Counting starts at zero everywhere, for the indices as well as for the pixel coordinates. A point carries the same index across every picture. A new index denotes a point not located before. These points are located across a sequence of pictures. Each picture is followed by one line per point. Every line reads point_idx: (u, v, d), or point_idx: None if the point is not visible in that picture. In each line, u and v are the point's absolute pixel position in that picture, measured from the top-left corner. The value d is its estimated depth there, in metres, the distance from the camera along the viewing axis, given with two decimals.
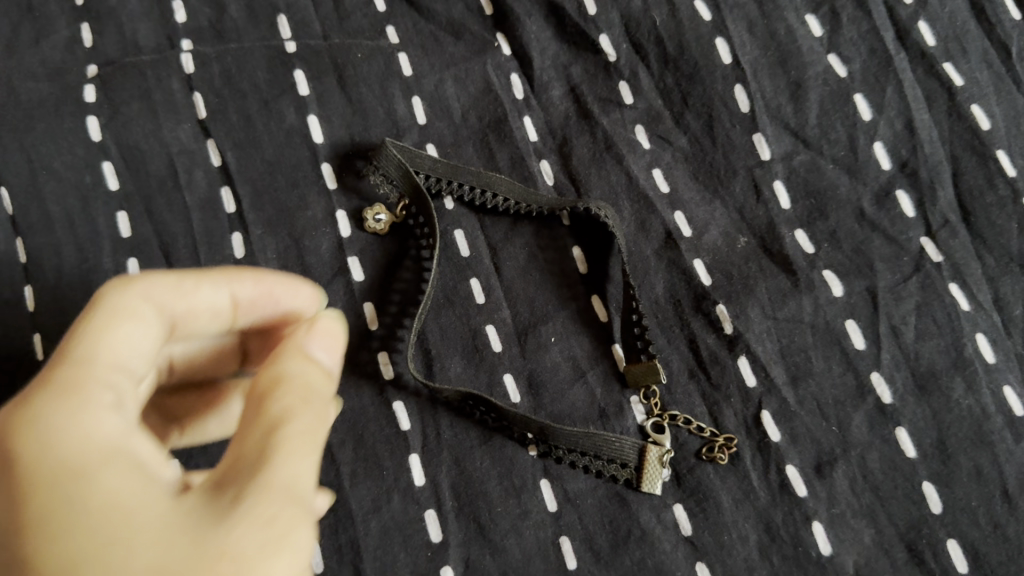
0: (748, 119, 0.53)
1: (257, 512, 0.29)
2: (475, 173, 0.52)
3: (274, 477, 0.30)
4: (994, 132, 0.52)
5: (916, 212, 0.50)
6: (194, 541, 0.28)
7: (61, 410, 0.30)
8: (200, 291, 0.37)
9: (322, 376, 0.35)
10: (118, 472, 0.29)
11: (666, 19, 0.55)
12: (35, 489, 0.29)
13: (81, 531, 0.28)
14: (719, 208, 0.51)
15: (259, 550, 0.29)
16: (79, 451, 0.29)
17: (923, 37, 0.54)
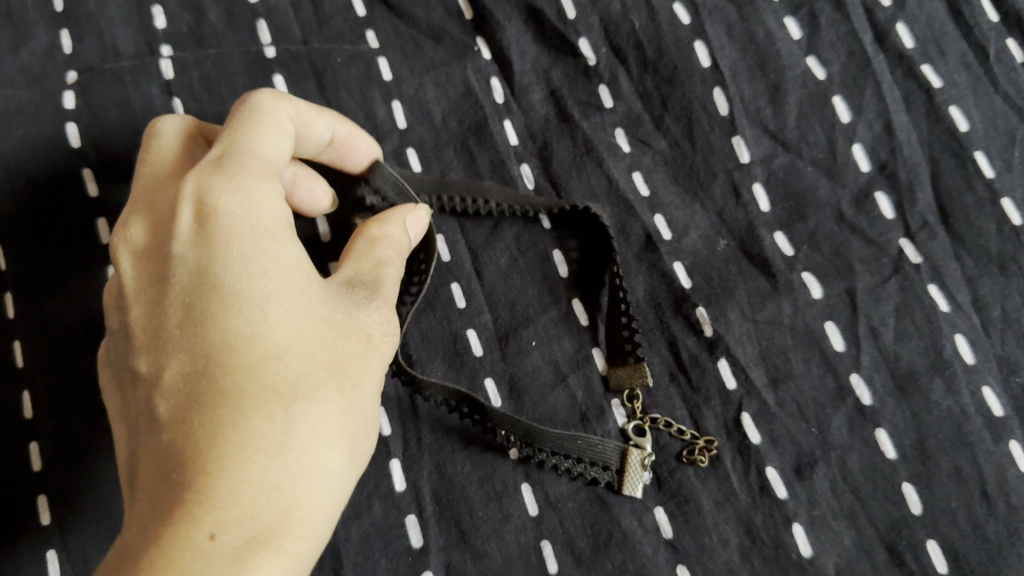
0: (727, 122, 0.53)
1: (390, 316, 0.40)
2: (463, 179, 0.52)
3: (388, 292, 0.41)
4: (972, 133, 0.52)
5: (894, 214, 0.50)
6: (347, 318, 0.38)
7: (255, 185, 0.38)
8: (320, 121, 0.46)
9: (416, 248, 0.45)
10: (295, 243, 0.38)
11: (645, 23, 0.55)
12: (236, 236, 0.36)
13: (274, 278, 0.36)
14: (699, 210, 0.52)
15: (389, 334, 0.39)
16: (271, 216, 0.37)
17: (901, 39, 0.54)
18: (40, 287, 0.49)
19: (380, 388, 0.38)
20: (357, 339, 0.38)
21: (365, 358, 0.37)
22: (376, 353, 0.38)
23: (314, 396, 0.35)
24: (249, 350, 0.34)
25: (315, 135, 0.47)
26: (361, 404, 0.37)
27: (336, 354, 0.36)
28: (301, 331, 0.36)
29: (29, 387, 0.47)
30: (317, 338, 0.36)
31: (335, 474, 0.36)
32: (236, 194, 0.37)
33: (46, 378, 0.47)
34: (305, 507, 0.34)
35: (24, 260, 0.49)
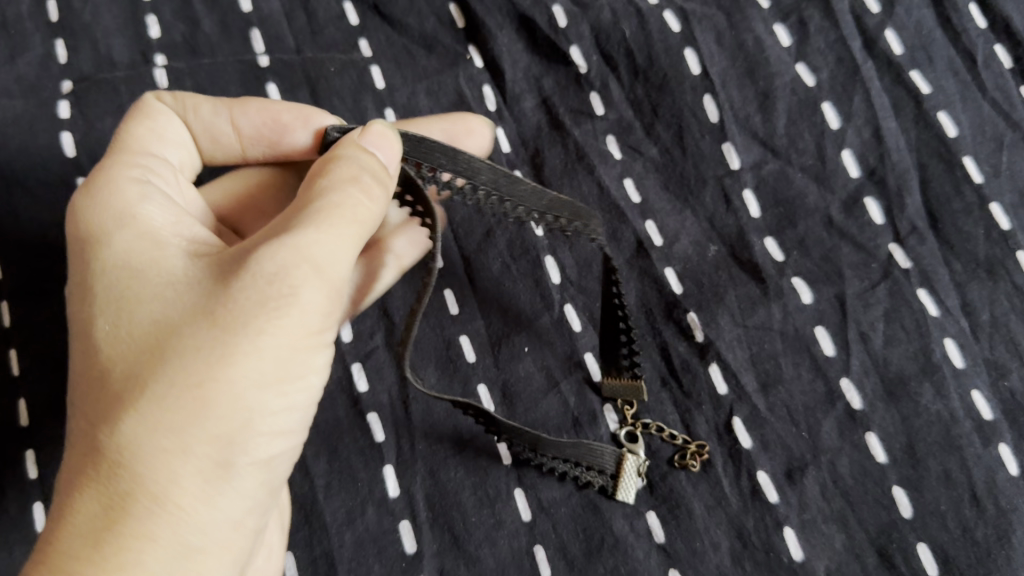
0: (717, 129, 0.53)
1: (260, 271, 0.34)
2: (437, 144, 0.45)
3: (287, 239, 0.34)
4: (960, 139, 0.52)
5: (884, 219, 0.51)
6: (196, 293, 0.35)
7: (91, 197, 0.39)
8: (202, 108, 0.46)
9: (374, 166, 0.39)
10: (139, 240, 0.37)
11: (636, 31, 0.56)
12: (88, 252, 0.37)
13: (111, 283, 0.36)
14: (690, 217, 0.52)
15: (258, 302, 0.34)
16: (103, 224, 0.38)
17: (890, 45, 0.54)
18: (35, 295, 0.49)
19: (257, 355, 0.33)
20: (204, 322, 0.34)
21: (214, 331, 0.33)
22: (235, 320, 0.33)
23: (137, 403, 0.33)
24: (95, 366, 0.35)
25: (204, 126, 0.46)
26: (214, 382, 0.33)
27: (172, 348, 0.34)
28: (132, 329, 0.35)
29: (25, 396, 0.47)
30: (149, 338, 0.34)
31: (185, 466, 0.33)
32: (75, 215, 0.39)
33: (40, 387, 0.47)
34: (149, 507, 0.33)
35: (19, 268, 0.50)
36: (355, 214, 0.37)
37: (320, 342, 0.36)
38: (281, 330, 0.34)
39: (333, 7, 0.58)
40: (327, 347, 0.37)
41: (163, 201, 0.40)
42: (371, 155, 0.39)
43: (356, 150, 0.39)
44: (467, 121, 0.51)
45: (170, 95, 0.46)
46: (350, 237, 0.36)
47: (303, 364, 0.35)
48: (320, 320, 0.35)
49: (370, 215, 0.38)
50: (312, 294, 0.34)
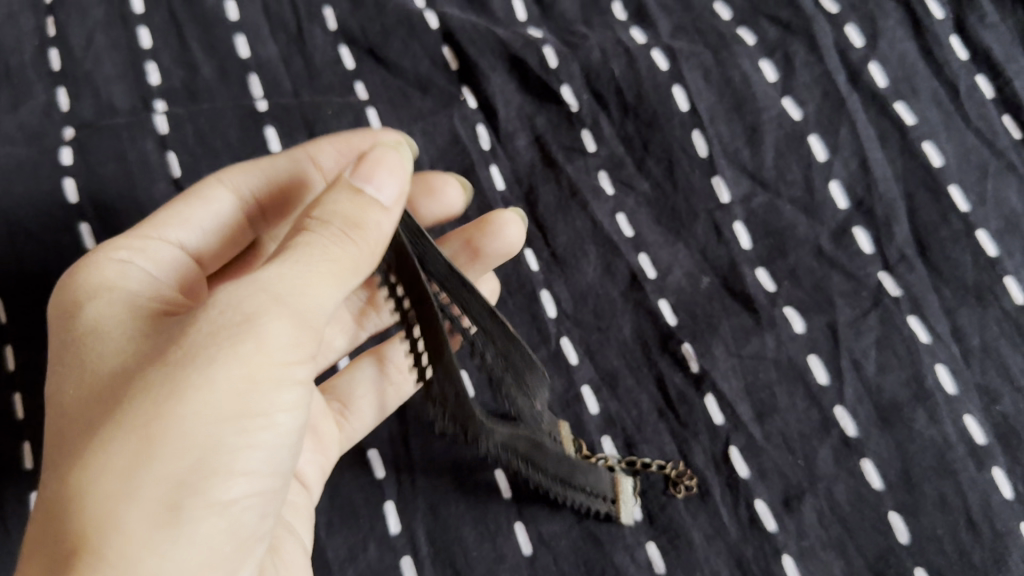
0: (707, 163, 0.54)
1: (216, 307, 0.33)
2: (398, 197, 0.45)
3: (253, 281, 0.34)
4: (946, 168, 0.52)
5: (873, 248, 0.51)
6: (159, 340, 0.34)
7: (71, 274, 0.39)
8: (285, 165, 0.48)
9: (352, 206, 0.37)
10: (111, 307, 0.37)
11: (625, 70, 0.56)
12: (63, 318, 0.38)
13: (84, 345, 0.36)
14: (682, 249, 0.53)
15: (212, 335, 0.33)
16: (79, 298, 0.38)
17: (875, 79, 0.54)
18: (40, 338, 0.50)
19: (210, 387, 0.32)
20: (161, 363, 0.33)
21: (169, 368, 0.32)
22: (185, 354, 0.32)
23: (89, 449, 0.32)
24: (61, 425, 0.34)
25: (288, 176, 0.48)
26: (163, 419, 0.31)
27: (127, 392, 0.32)
28: (93, 381, 0.34)
29: (29, 438, 0.48)
30: (111, 384, 0.33)
31: (136, 502, 0.31)
32: (57, 292, 0.39)
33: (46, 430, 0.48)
34: (96, 555, 0.30)
35: (24, 313, 0.50)
36: (327, 256, 0.35)
37: (289, 373, 0.34)
38: (235, 354, 0.32)
39: (329, 52, 0.59)
40: (299, 380, 0.35)
41: (144, 280, 0.40)
42: (361, 193, 0.37)
43: (338, 194, 0.37)
44: (429, 182, 0.51)
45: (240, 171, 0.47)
46: (323, 271, 0.35)
47: (267, 394, 0.34)
48: (286, 351, 0.34)
49: (349, 257, 0.36)
50: (274, 326, 0.33)
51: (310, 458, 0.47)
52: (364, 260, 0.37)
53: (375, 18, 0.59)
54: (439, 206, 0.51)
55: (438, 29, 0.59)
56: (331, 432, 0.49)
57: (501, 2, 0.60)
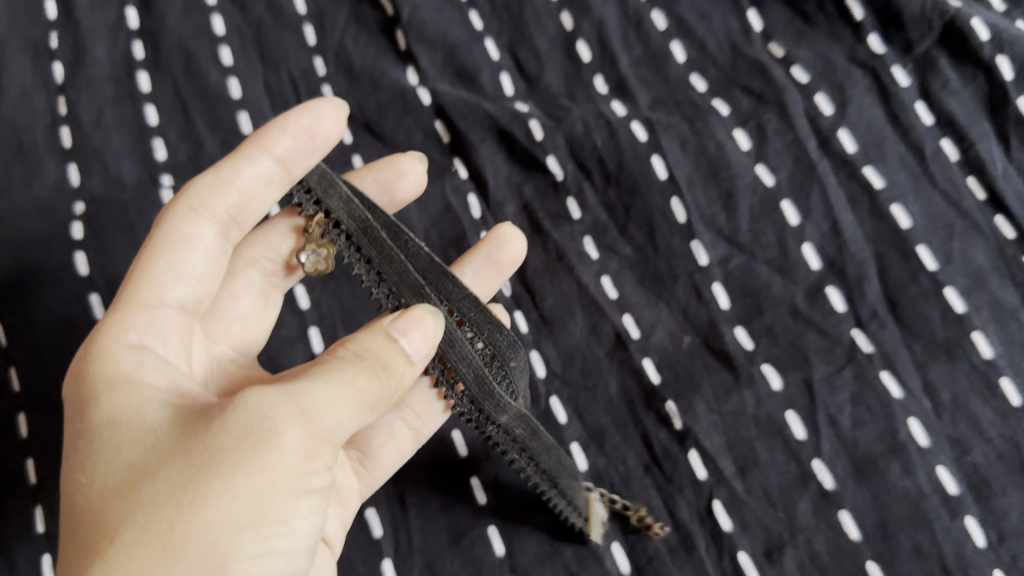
0: (685, 228, 0.56)
1: (245, 413, 0.35)
2: (385, 225, 0.51)
3: (283, 392, 0.36)
4: (914, 229, 0.54)
5: (846, 306, 0.53)
6: (185, 437, 0.36)
7: (86, 360, 0.41)
8: (243, 171, 0.47)
9: (383, 342, 0.40)
10: (128, 398, 0.39)
11: (607, 141, 0.59)
12: (84, 404, 0.39)
13: (107, 435, 0.37)
14: (664, 310, 0.55)
15: (237, 443, 0.34)
16: (98, 387, 0.39)
17: (844, 145, 0.57)
18: (53, 406, 0.53)
19: (230, 495, 0.34)
20: (189, 464, 0.34)
21: (190, 470, 0.34)
22: (212, 458, 0.34)
23: (116, 546, 0.34)
24: (84, 514, 0.36)
25: (254, 180, 0.47)
26: (185, 526, 0.33)
27: (155, 490, 0.34)
28: (118, 472, 0.36)
29: (41, 502, 0.50)
30: (137, 477, 0.35)
31: None
32: (76, 378, 0.41)
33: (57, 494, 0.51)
34: None
35: (39, 383, 0.54)
36: (355, 384, 0.38)
37: (307, 487, 0.36)
38: (258, 466, 0.34)
39: None
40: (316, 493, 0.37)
41: (156, 366, 0.41)
42: (394, 343, 0.40)
43: (373, 335, 0.40)
44: (397, 165, 0.55)
45: (202, 195, 0.46)
46: (350, 397, 0.37)
47: (285, 508, 0.35)
48: (303, 462, 0.35)
49: (374, 392, 0.38)
50: (294, 437, 0.35)
51: (333, 514, 0.48)
52: (386, 396, 0.39)
53: (370, 94, 0.63)
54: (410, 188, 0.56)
55: (430, 105, 0.62)
56: (352, 483, 0.49)
57: (488, 75, 0.63)
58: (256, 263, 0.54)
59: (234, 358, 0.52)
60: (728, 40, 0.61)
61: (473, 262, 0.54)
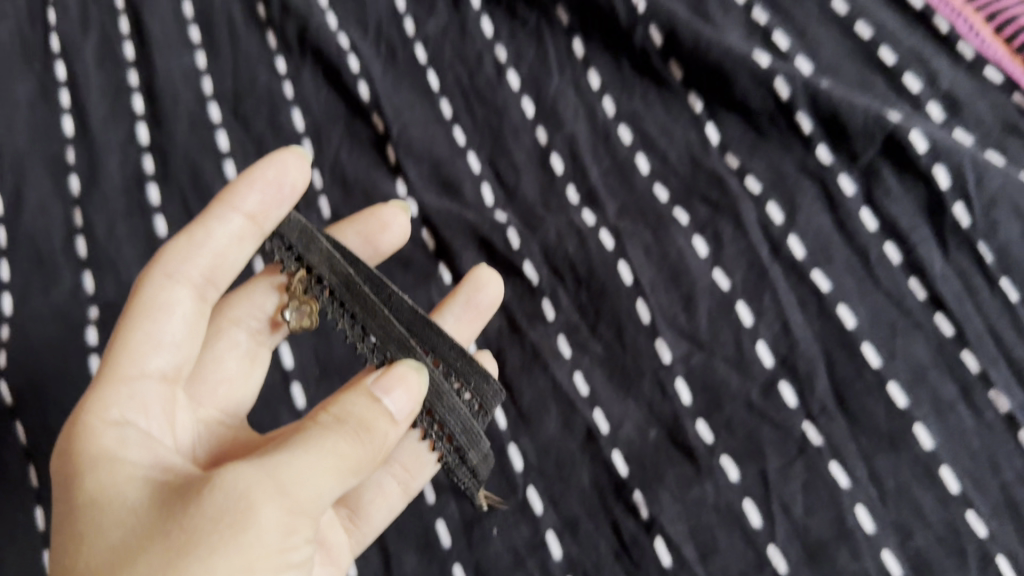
0: (650, 328, 0.61)
1: (227, 490, 0.40)
2: (369, 279, 0.58)
3: (265, 466, 0.41)
4: (858, 328, 0.59)
5: (797, 401, 0.58)
6: (170, 510, 0.41)
7: (74, 437, 0.47)
8: (214, 235, 0.56)
9: (365, 403, 0.45)
10: (111, 476, 0.45)
11: (578, 248, 0.65)
12: (74, 481, 0.45)
13: (99, 514, 0.43)
14: (632, 404, 0.60)
15: (218, 517, 0.40)
16: (86, 468, 0.46)
17: (794, 250, 0.62)
18: None
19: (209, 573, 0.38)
20: (175, 539, 0.39)
21: (170, 553, 0.39)
22: (194, 533, 0.39)
23: None
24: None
25: (227, 237, 0.57)
26: None
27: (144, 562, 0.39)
28: (109, 543, 0.41)
29: None
30: (128, 547, 0.40)
31: None
32: (70, 457, 0.47)
33: None
34: None
35: None
36: (337, 452, 0.43)
37: (284, 554, 0.41)
38: (238, 540, 0.39)
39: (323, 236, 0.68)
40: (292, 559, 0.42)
41: (134, 443, 0.48)
42: (378, 405, 0.45)
43: (358, 397, 0.45)
44: (380, 219, 0.62)
45: (177, 270, 0.55)
46: (329, 467, 0.42)
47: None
48: (280, 536, 0.41)
49: (356, 458, 0.43)
50: (268, 513, 0.40)
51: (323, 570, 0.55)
52: (366, 461, 0.44)
53: (363, 205, 0.68)
54: (391, 238, 0.63)
55: (417, 215, 0.68)
56: (341, 540, 0.57)
57: (470, 186, 0.68)
58: (240, 323, 0.63)
59: (222, 420, 0.60)
60: (687, 152, 0.67)
61: (454, 307, 0.61)
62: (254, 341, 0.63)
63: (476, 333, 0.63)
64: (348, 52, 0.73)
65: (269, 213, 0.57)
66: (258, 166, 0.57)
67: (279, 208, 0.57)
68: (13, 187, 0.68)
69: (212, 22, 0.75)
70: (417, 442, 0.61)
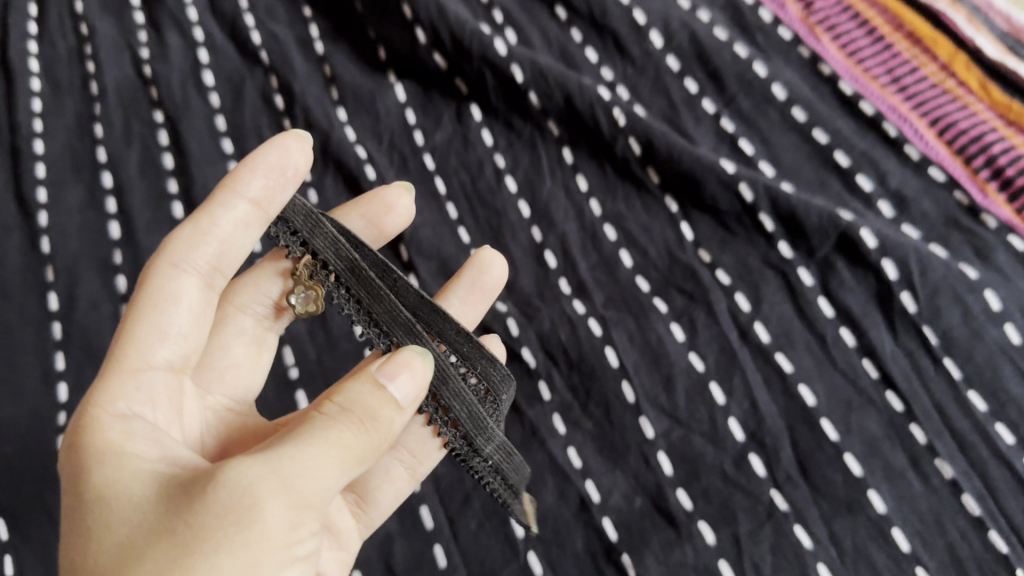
0: (634, 406, 0.69)
1: (229, 486, 0.43)
2: (375, 264, 0.64)
3: (268, 458, 0.45)
4: (818, 405, 0.67)
5: (765, 471, 0.65)
6: (179, 500, 0.44)
7: (87, 428, 0.51)
8: (219, 226, 0.60)
9: (369, 391, 0.49)
10: (116, 470, 0.48)
11: (570, 335, 0.73)
12: (83, 471, 0.49)
13: (109, 502, 0.46)
14: (620, 475, 0.67)
15: (223, 510, 0.42)
16: (96, 458, 0.49)
17: (759, 334, 0.70)
18: None
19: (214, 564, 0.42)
20: (182, 531, 0.43)
21: (179, 546, 0.42)
22: (201, 529, 0.42)
23: None
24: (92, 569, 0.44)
25: (233, 228, 0.61)
26: None
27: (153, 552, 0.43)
28: (122, 534, 0.45)
29: None
30: (139, 539, 0.44)
31: None
32: (81, 449, 0.50)
33: None
34: None
35: None
36: (338, 442, 0.47)
37: (292, 544, 0.44)
38: (241, 531, 0.42)
39: (344, 325, 0.75)
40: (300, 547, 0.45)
41: (141, 438, 0.51)
42: (382, 394, 0.49)
43: (363, 387, 0.49)
44: (385, 203, 0.72)
45: (183, 263, 0.59)
46: (332, 457, 0.46)
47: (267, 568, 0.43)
48: (284, 528, 0.44)
49: (357, 444, 0.47)
50: (272, 509, 0.43)
51: (332, 555, 0.61)
52: (369, 447, 0.48)
53: None
54: (395, 220, 0.73)
55: None
56: (351, 524, 0.64)
57: None
58: (247, 310, 0.71)
59: (228, 405, 0.68)
60: (665, 248, 0.76)
61: (461, 286, 0.71)
62: (261, 326, 0.72)
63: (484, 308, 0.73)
64: (365, 162, 0.82)
65: (274, 199, 0.61)
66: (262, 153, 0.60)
67: (281, 196, 0.61)
68: (67, 285, 0.75)
69: (243, 135, 0.84)
70: (421, 428, 0.68)
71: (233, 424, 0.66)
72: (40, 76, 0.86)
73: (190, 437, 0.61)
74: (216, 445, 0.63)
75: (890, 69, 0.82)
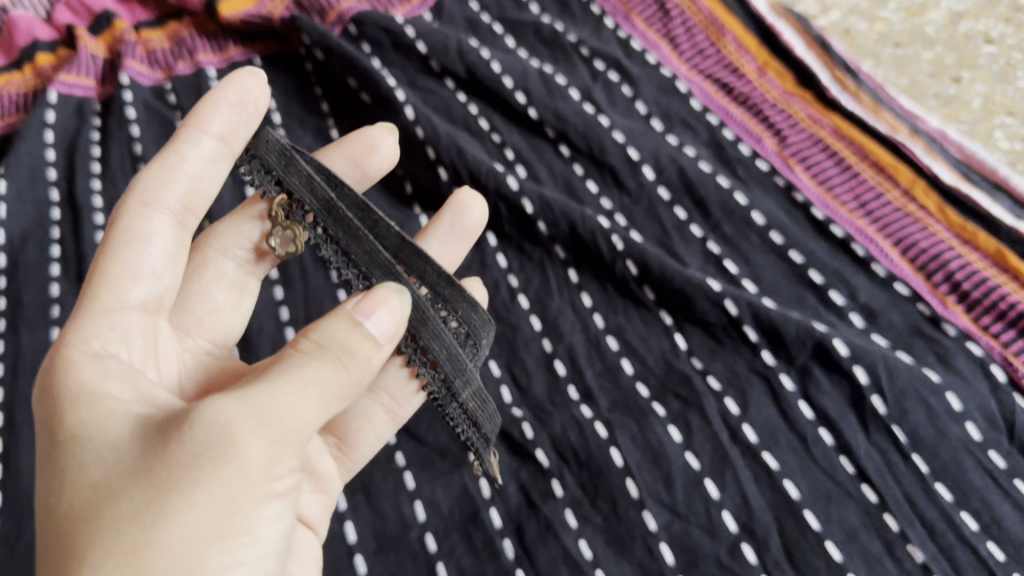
0: (637, 500, 0.77)
1: (212, 423, 0.52)
2: (353, 204, 0.73)
3: (249, 394, 0.55)
4: (802, 498, 0.75)
5: (756, 559, 0.73)
6: (165, 433, 0.54)
7: (68, 368, 0.60)
8: (183, 161, 0.75)
9: (342, 326, 0.60)
10: (92, 413, 0.57)
11: (579, 437, 0.81)
12: (65, 412, 0.57)
13: (91, 442, 0.55)
14: (627, 565, 0.74)
15: (205, 443, 0.52)
16: (73, 402, 0.58)
17: (748, 435, 0.79)
18: None
19: (199, 490, 0.51)
20: (167, 462, 0.52)
21: (164, 478, 0.51)
22: (183, 458, 0.51)
23: (112, 521, 0.51)
24: (82, 499, 0.53)
25: (198, 166, 0.76)
26: (168, 509, 0.50)
27: (142, 480, 0.52)
28: (108, 468, 0.54)
29: None
30: (125, 474, 0.53)
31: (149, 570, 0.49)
32: (61, 393, 0.59)
33: None
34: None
35: None
36: (315, 376, 0.57)
37: (272, 476, 0.54)
38: (222, 461, 0.52)
39: None
40: (280, 481, 0.55)
41: (114, 381, 0.60)
42: (357, 331, 0.60)
43: (340, 323, 0.60)
44: (370, 144, 0.87)
45: (151, 200, 0.72)
46: (308, 390, 0.56)
47: (249, 497, 0.53)
48: (265, 459, 0.54)
49: (329, 376, 0.58)
50: (252, 442, 0.53)
51: (313, 498, 0.76)
52: (342, 381, 0.59)
53: None
54: (378, 159, 0.88)
55: None
56: (331, 467, 0.79)
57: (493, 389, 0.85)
58: (227, 254, 0.84)
59: (209, 348, 0.80)
60: (662, 357, 0.85)
61: (445, 225, 0.87)
62: (242, 271, 0.85)
63: (467, 246, 0.88)
64: None
65: (236, 134, 0.76)
66: (223, 90, 0.75)
67: (240, 138, 0.77)
68: None
69: (287, 263, 0.92)
70: (398, 374, 0.81)
71: (212, 359, 0.79)
72: (103, 209, 0.96)
73: (169, 380, 0.71)
74: (196, 388, 0.73)
75: (857, 196, 0.93)
